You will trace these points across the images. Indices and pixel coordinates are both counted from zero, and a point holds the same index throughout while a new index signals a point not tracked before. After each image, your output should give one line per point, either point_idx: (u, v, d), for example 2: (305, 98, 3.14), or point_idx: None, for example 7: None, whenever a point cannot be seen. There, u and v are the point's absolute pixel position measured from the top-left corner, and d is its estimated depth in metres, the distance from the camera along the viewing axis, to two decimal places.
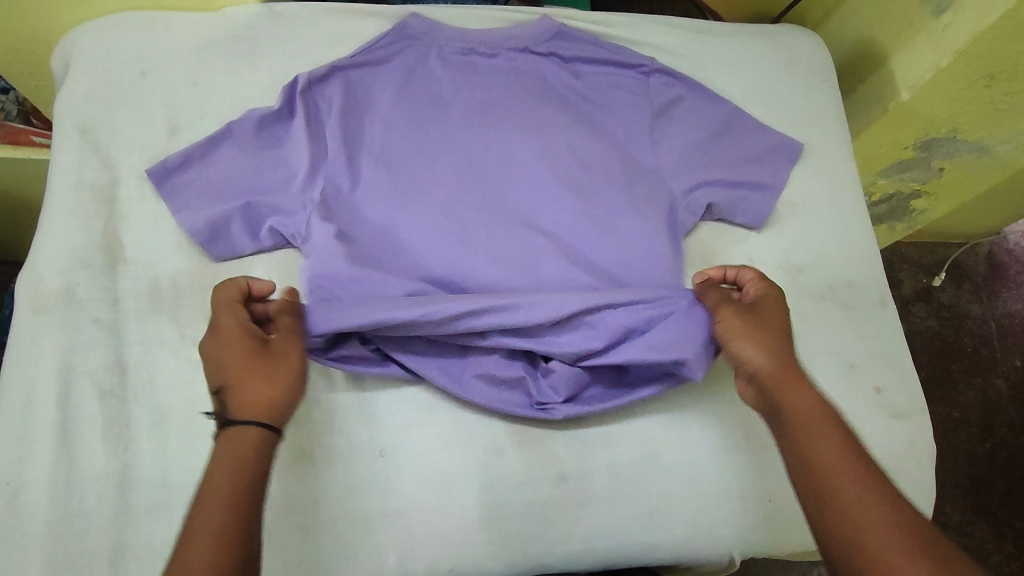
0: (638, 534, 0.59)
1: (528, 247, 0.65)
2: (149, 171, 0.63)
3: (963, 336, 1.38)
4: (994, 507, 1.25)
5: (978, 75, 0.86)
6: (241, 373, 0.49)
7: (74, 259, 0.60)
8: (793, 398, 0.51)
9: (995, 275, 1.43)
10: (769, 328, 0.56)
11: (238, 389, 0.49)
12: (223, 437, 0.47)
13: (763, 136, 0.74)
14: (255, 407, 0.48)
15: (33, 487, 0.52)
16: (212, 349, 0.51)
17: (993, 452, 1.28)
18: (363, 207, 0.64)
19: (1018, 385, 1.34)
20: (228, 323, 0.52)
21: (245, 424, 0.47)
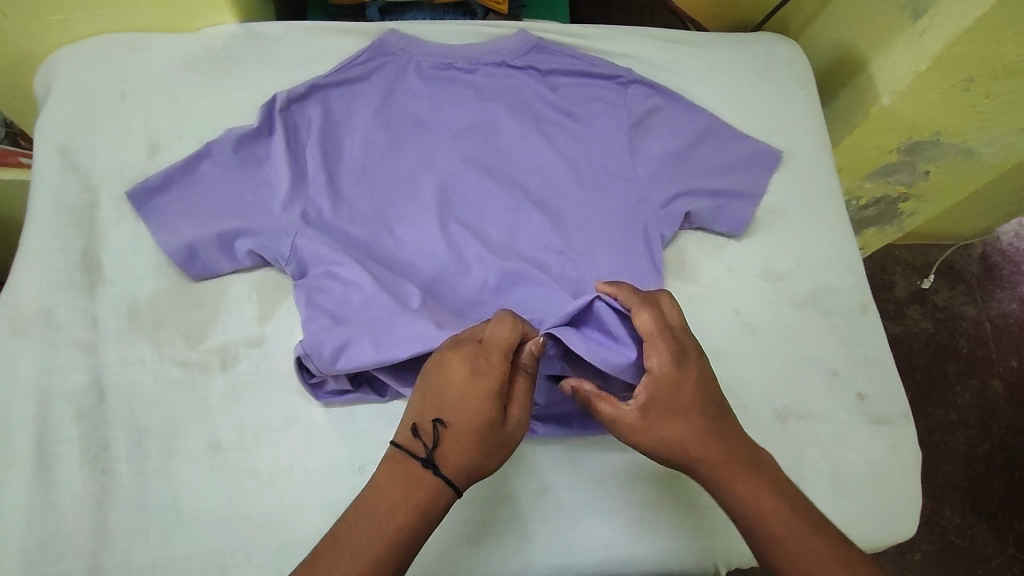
0: (621, 547, 0.59)
1: (506, 260, 0.66)
2: (129, 192, 0.63)
3: (959, 337, 1.38)
4: (994, 509, 1.24)
5: (957, 79, 0.87)
6: (472, 438, 0.48)
7: (52, 281, 0.60)
8: (731, 492, 0.50)
9: (988, 275, 1.44)
10: (675, 414, 0.51)
11: (458, 446, 0.48)
12: (416, 478, 0.47)
13: (742, 144, 0.74)
14: (457, 472, 0.48)
15: (11, 511, 0.52)
16: (465, 385, 0.48)
17: (992, 454, 1.28)
18: (344, 225, 0.65)
19: (1014, 386, 1.34)
20: (489, 376, 0.49)
21: (444, 483, 0.47)
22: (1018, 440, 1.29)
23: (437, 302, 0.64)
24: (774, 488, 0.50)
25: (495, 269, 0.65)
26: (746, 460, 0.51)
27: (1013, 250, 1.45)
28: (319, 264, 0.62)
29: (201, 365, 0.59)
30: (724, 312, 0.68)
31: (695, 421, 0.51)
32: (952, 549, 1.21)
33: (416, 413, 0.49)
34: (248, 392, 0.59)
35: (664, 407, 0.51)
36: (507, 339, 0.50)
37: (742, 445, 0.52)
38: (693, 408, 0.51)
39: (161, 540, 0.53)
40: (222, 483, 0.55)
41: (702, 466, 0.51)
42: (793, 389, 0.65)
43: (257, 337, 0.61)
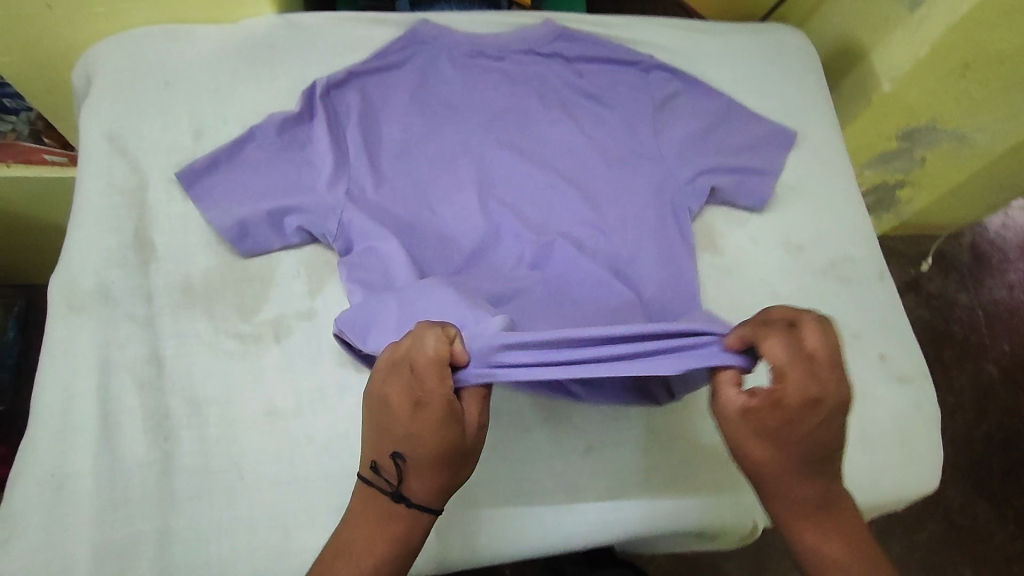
0: (664, 501, 0.61)
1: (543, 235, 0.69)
2: (179, 173, 0.65)
3: (953, 325, 1.46)
4: (994, 487, 1.33)
5: (953, 65, 0.93)
6: (432, 470, 0.47)
7: (107, 258, 0.62)
8: (797, 533, 0.50)
9: (978, 265, 1.53)
10: (770, 448, 0.48)
11: (422, 477, 0.47)
12: (388, 511, 0.48)
13: (760, 125, 0.78)
14: (428, 500, 0.48)
15: (79, 477, 0.54)
16: (412, 426, 0.46)
17: (989, 435, 1.36)
18: (386, 203, 0.67)
19: (1008, 368, 1.43)
20: (433, 410, 0.45)
21: (416, 512, 0.48)
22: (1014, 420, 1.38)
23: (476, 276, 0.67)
24: (845, 539, 0.49)
25: (531, 247, 0.68)
26: (826, 508, 0.50)
27: (1000, 240, 1.55)
28: (365, 238, 0.64)
29: (255, 337, 0.61)
30: (750, 281, 0.71)
31: (791, 462, 0.48)
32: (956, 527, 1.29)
33: (371, 452, 0.48)
34: (303, 362, 0.61)
35: (767, 433, 0.48)
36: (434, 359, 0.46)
37: (829, 493, 0.50)
38: (798, 448, 0.48)
39: (225, 503, 0.55)
40: (281, 449, 0.57)
41: (775, 498, 0.50)
42: None
43: (308, 310, 0.63)
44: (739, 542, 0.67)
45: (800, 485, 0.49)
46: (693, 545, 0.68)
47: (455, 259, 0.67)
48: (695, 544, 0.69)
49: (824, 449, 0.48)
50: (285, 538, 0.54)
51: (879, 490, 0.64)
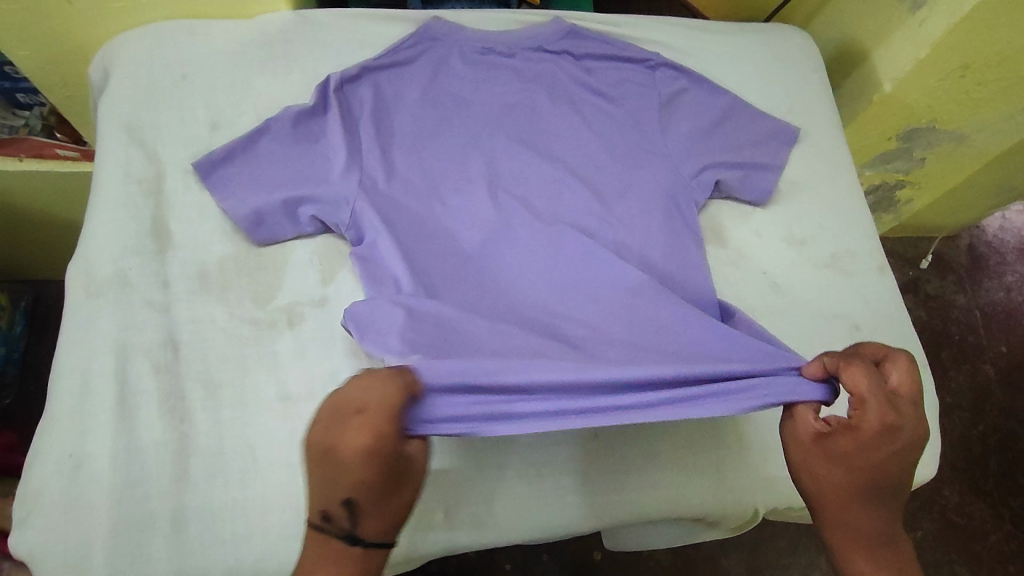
0: (670, 487, 0.63)
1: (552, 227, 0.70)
2: (196, 163, 0.66)
3: (951, 325, 1.57)
4: (990, 488, 1.43)
5: (954, 66, 0.94)
6: (384, 507, 0.47)
7: (124, 245, 0.63)
8: (850, 561, 0.52)
9: (975, 266, 1.64)
10: (839, 470, 0.51)
11: (377, 515, 0.48)
12: (344, 553, 0.48)
13: (764, 123, 0.79)
14: (383, 536, 0.48)
15: (98, 458, 0.55)
16: (353, 470, 0.45)
17: (987, 435, 1.46)
18: (398, 195, 0.68)
19: (1004, 368, 1.54)
20: (382, 453, 0.46)
21: (373, 550, 0.48)
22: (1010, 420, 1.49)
23: (484, 266, 0.68)
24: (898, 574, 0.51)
25: (541, 238, 0.69)
26: (885, 541, 0.52)
27: (996, 242, 1.66)
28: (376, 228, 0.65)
29: (269, 323, 0.62)
30: (754, 273, 0.73)
31: (857, 488, 0.51)
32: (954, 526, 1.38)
33: (317, 503, 0.47)
34: (316, 348, 0.62)
35: (839, 456, 0.51)
36: (381, 401, 0.46)
37: (889, 528, 0.52)
38: (867, 475, 0.50)
39: (239, 484, 0.56)
40: (294, 432, 0.58)
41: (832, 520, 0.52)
42: (820, 341, 0.70)
43: (321, 297, 0.64)
44: (739, 526, 0.69)
45: (860, 510, 0.51)
46: (693, 527, 0.70)
47: (467, 250, 0.68)
48: (695, 526, 0.71)
49: (891, 483, 0.51)
50: (298, 518, 0.55)
51: None
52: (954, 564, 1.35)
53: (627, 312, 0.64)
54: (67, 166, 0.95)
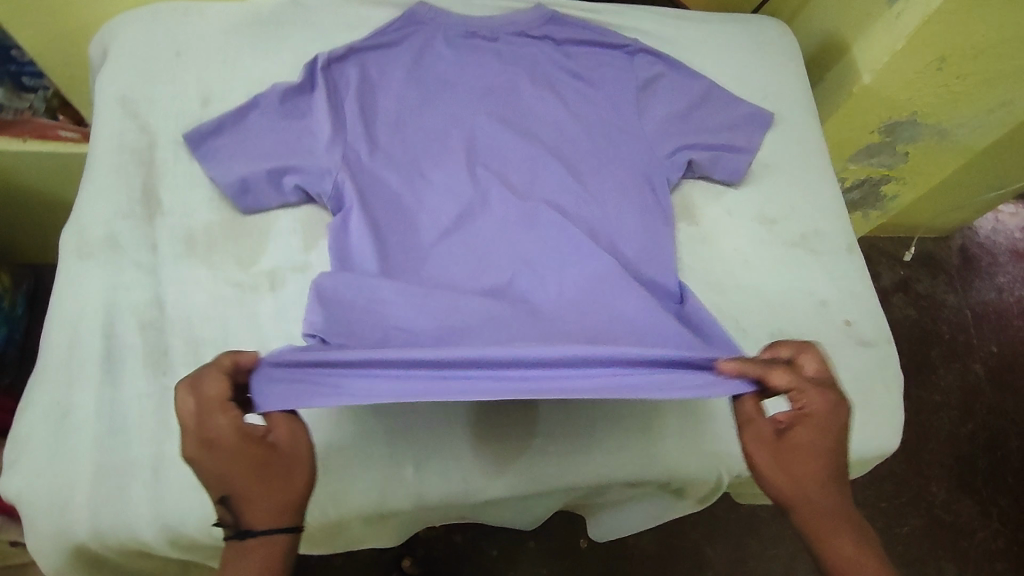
0: (634, 452, 0.66)
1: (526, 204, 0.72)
2: (186, 135, 0.69)
3: (941, 325, 1.75)
4: (979, 486, 1.57)
5: (931, 58, 0.97)
6: (260, 488, 0.46)
7: (116, 211, 0.66)
8: (829, 554, 0.50)
9: (966, 267, 1.85)
10: (800, 460, 0.52)
11: (259, 498, 0.46)
12: (244, 549, 0.46)
13: (739, 108, 0.81)
14: (275, 518, 0.46)
15: (83, 407, 0.58)
16: (209, 462, 0.46)
17: (975, 433, 1.62)
18: (380, 169, 0.71)
19: (992, 368, 1.71)
20: (224, 438, 0.46)
21: (271, 537, 0.46)
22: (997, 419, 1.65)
23: (459, 238, 0.70)
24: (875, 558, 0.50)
25: (516, 213, 0.71)
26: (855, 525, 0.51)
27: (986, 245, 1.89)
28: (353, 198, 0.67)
29: (252, 286, 0.65)
30: (724, 250, 0.75)
31: (821, 473, 0.51)
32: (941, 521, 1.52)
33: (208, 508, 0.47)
34: (296, 310, 0.65)
35: (795, 447, 0.52)
36: (220, 393, 0.47)
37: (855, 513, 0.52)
38: (824, 461, 0.51)
39: None
40: None
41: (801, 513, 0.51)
42: (787, 315, 0.72)
43: (303, 263, 0.67)
44: (707, 494, 0.72)
45: (829, 497, 0.51)
46: (663, 495, 0.73)
47: (442, 224, 0.70)
48: (666, 495, 0.74)
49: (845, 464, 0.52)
50: None
51: None
52: (941, 559, 1.48)
53: (592, 284, 0.67)
54: (70, 144, 0.99)
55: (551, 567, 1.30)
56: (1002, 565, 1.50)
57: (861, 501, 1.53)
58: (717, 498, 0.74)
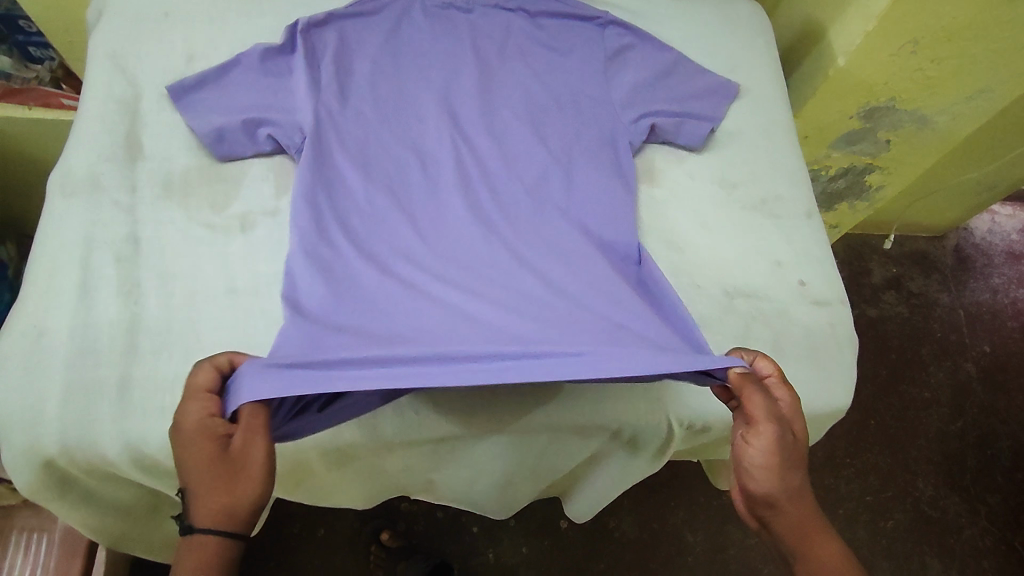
0: (583, 394, 0.71)
1: (490, 165, 0.75)
2: (171, 87, 0.73)
3: (933, 324, 1.74)
4: (967, 483, 1.55)
5: (903, 41, 0.98)
6: (209, 486, 0.49)
7: (99, 154, 0.69)
8: (823, 548, 0.54)
9: (961, 268, 1.84)
10: (796, 452, 0.56)
11: (206, 496, 0.49)
12: (192, 544, 0.49)
13: (705, 78, 0.84)
14: (216, 518, 0.49)
15: (58, 330, 0.61)
16: (186, 452, 0.50)
17: (965, 431, 1.61)
18: (351, 127, 0.74)
19: (985, 368, 1.69)
20: (192, 427, 0.51)
21: (213, 537, 0.49)
22: (988, 418, 1.63)
23: (424, 195, 0.73)
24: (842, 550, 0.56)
25: (475, 184, 0.74)
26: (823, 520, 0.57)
27: (982, 246, 1.88)
28: (320, 154, 0.71)
29: (223, 227, 0.68)
30: (684, 210, 0.77)
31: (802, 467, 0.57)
32: (927, 517, 1.50)
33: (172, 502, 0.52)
34: (264, 250, 0.68)
35: (792, 440, 0.57)
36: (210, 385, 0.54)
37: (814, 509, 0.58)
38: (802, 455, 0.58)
39: (180, 360, 0.61)
40: (237, 319, 0.64)
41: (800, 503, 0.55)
42: (742, 272, 0.74)
43: (273, 208, 0.70)
44: (660, 448, 0.76)
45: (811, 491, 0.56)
46: (618, 449, 0.77)
47: (394, 186, 0.72)
48: (621, 450, 0.78)
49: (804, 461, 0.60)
50: None
51: None
52: (926, 556, 1.46)
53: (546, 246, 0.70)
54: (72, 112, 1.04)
55: (531, 545, 1.33)
56: (988, 562, 1.48)
57: (848, 494, 1.50)
58: (674, 451, 0.77)
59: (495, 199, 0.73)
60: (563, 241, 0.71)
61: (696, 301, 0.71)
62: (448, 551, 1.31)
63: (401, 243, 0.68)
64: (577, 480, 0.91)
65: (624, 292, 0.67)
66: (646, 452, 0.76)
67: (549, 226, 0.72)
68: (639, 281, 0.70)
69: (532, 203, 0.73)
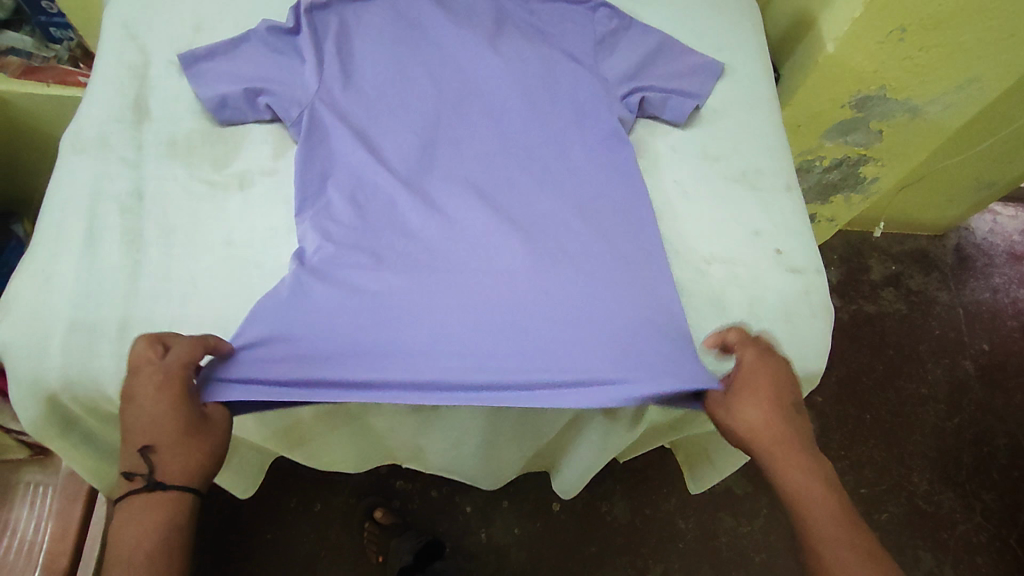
0: None
1: (485, 141, 0.78)
2: (180, 56, 0.77)
3: (932, 320, 1.65)
4: (963, 479, 1.45)
5: (890, 28, 1.00)
6: (186, 447, 0.56)
7: (108, 114, 0.74)
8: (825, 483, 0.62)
9: (963, 266, 1.76)
10: None
11: (182, 455, 0.55)
12: (159, 496, 0.55)
13: (691, 58, 0.86)
14: (189, 474, 0.56)
15: (62, 272, 0.65)
16: (169, 418, 0.56)
17: (961, 428, 1.51)
18: (351, 100, 0.77)
19: (984, 366, 1.60)
20: (172, 391, 0.56)
21: (182, 491, 0.55)
22: (986, 416, 1.54)
23: (419, 168, 0.75)
24: None
25: (469, 159, 0.77)
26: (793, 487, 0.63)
27: (984, 245, 1.79)
28: (314, 125, 0.74)
29: (223, 185, 0.72)
30: (665, 182, 0.80)
31: None
32: (921, 513, 1.41)
33: (120, 460, 0.55)
34: (262, 207, 0.72)
35: None
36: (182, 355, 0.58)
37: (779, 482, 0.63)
38: None
39: (178, 304, 0.65)
40: (233, 269, 0.68)
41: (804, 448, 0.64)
42: (719, 240, 0.76)
43: (271, 168, 0.74)
44: (637, 414, 0.79)
45: None
46: (598, 415, 0.81)
47: (388, 158, 0.75)
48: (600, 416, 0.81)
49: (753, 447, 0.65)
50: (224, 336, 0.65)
51: None
52: (919, 551, 1.37)
53: (538, 218, 0.73)
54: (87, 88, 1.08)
55: (524, 527, 1.28)
56: (982, 560, 1.38)
57: (841, 486, 1.42)
58: (651, 418, 0.80)
59: (489, 172, 0.76)
60: (564, 221, 0.72)
61: (674, 266, 0.74)
62: (440, 530, 1.26)
63: (407, 227, 0.71)
64: (563, 449, 0.94)
65: (634, 287, 0.69)
66: (624, 419, 0.80)
67: (537, 196, 0.74)
68: (641, 244, 0.72)
69: (524, 179, 0.76)
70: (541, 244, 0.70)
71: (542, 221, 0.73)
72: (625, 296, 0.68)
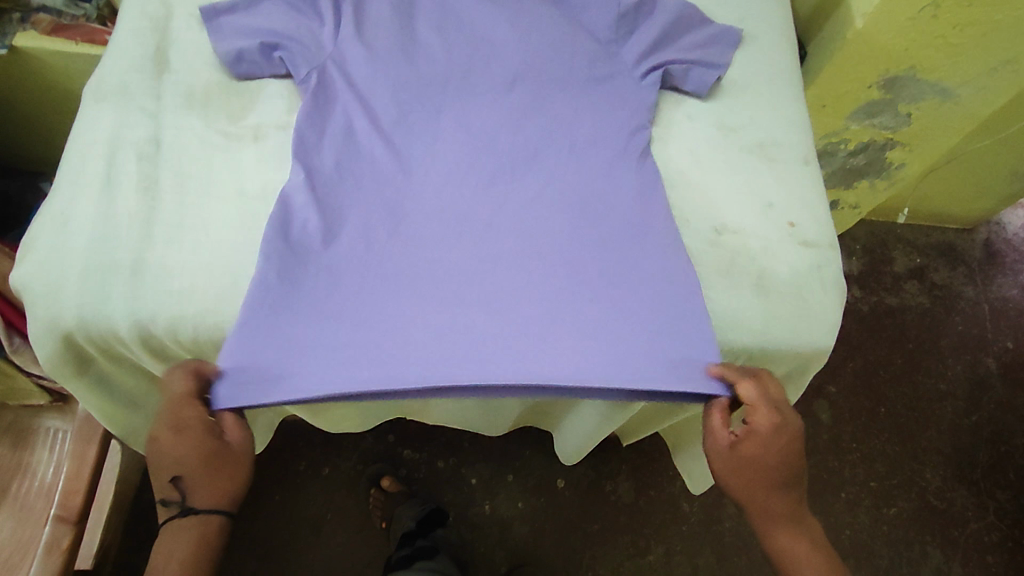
0: None
1: (494, 105, 0.78)
2: (201, 10, 0.77)
3: (955, 314, 1.61)
4: (977, 478, 1.42)
5: (922, 4, 0.96)
6: (207, 479, 0.59)
7: (129, 65, 0.75)
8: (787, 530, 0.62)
9: (990, 261, 1.69)
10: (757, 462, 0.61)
11: (202, 486, 0.59)
12: (190, 518, 0.59)
13: (711, 26, 0.84)
14: (214, 499, 0.59)
15: (81, 215, 0.67)
16: (186, 454, 0.58)
17: (980, 426, 1.48)
18: (363, 58, 0.77)
19: (1007, 365, 1.55)
20: (190, 430, 0.58)
21: (210, 514, 0.60)
22: (1007, 415, 1.50)
23: (428, 131, 0.76)
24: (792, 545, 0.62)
25: (477, 122, 0.77)
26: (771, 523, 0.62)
27: (1016, 240, 1.73)
28: (325, 85, 0.75)
29: (237, 136, 0.73)
30: (678, 151, 0.79)
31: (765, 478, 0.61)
32: (932, 509, 1.39)
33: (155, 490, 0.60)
34: (274, 159, 0.73)
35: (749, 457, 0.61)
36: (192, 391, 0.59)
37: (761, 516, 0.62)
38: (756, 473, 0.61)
39: (189, 250, 0.67)
40: (244, 219, 0.69)
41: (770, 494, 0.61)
42: (731, 211, 0.75)
43: (285, 122, 0.75)
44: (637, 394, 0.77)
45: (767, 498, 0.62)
46: None
47: (396, 120, 0.75)
48: None
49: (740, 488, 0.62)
50: (232, 284, 0.66)
51: (770, 334, 0.69)
52: (928, 546, 1.35)
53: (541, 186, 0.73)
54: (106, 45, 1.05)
55: (528, 501, 1.28)
56: (993, 558, 1.35)
57: (851, 479, 1.40)
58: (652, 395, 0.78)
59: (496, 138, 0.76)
60: (563, 198, 0.73)
61: (683, 235, 0.73)
62: (442, 499, 1.27)
63: (405, 200, 0.71)
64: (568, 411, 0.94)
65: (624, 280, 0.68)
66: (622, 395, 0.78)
67: (544, 164, 0.75)
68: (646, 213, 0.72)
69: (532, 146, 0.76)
70: (541, 220, 0.71)
71: (544, 200, 0.73)
72: (623, 282, 0.68)
